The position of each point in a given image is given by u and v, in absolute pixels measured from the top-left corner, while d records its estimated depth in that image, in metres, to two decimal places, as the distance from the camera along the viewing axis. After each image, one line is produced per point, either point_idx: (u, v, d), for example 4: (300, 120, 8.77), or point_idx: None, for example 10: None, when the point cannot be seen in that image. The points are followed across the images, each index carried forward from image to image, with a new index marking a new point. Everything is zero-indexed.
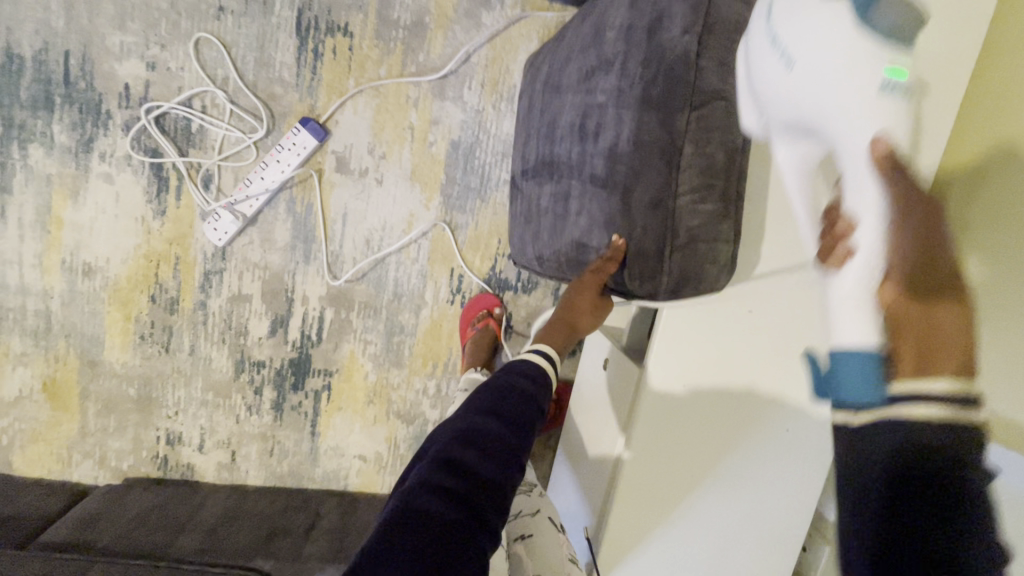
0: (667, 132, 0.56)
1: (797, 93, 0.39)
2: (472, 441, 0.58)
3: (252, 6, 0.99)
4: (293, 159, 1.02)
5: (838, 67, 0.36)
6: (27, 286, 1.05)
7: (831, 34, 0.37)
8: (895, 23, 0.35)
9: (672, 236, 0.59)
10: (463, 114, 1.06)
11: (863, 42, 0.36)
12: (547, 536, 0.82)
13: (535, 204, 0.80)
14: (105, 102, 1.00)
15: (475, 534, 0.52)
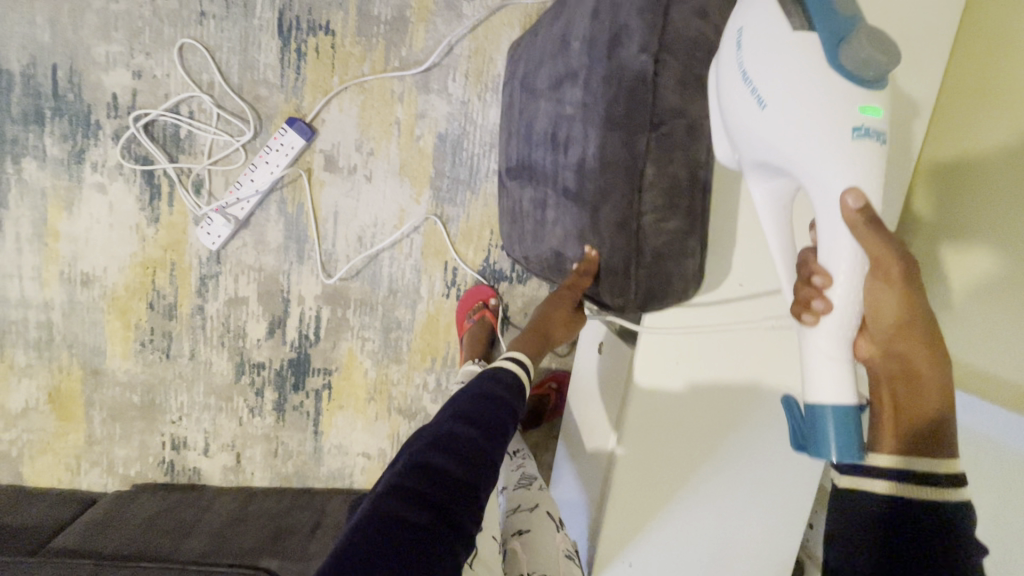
0: (630, 153, 0.53)
1: (769, 136, 0.43)
2: (445, 446, 0.58)
3: (232, 9, 0.99)
4: (281, 160, 1.02)
5: (811, 110, 0.40)
6: (27, 299, 1.06)
7: (805, 72, 0.40)
8: (865, 67, 0.39)
9: (638, 255, 0.56)
10: (449, 106, 1.06)
11: (835, 83, 0.39)
12: (542, 531, 0.85)
13: (517, 206, 0.80)
14: (94, 113, 1.01)
15: (447, 539, 0.52)
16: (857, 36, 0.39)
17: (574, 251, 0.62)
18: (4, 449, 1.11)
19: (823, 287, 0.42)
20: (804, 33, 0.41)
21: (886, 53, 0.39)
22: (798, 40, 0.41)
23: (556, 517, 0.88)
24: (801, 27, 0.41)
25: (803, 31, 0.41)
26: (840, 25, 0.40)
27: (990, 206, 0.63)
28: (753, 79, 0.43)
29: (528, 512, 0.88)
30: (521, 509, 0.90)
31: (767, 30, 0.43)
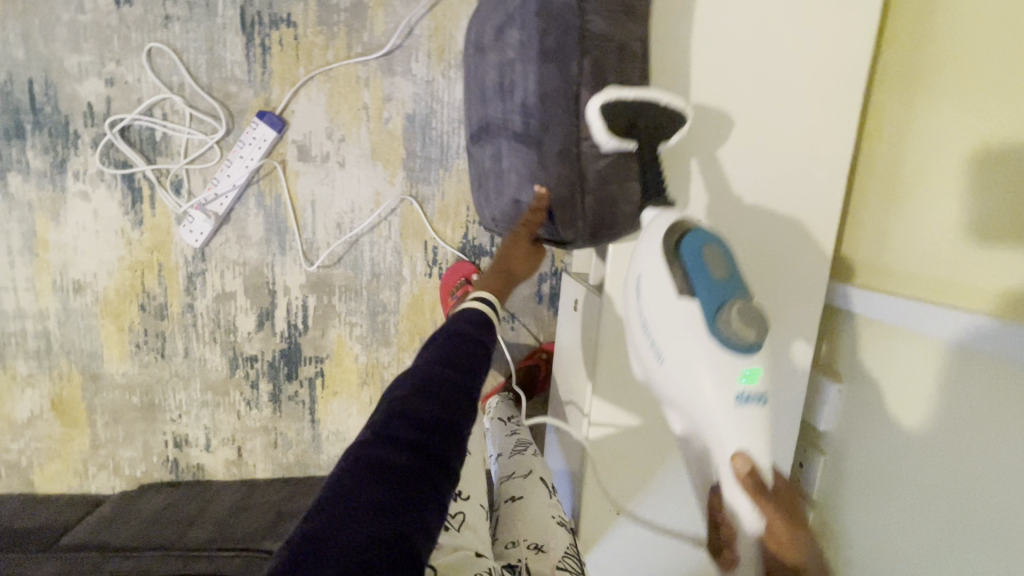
0: (564, 79, 0.56)
1: (676, 380, 0.56)
2: (423, 392, 0.59)
3: (195, 10, 1.02)
4: (255, 153, 1.05)
5: (705, 379, 0.54)
6: (24, 310, 1.10)
7: (698, 337, 0.53)
8: (740, 334, 0.52)
9: (583, 183, 0.60)
10: (414, 87, 1.07)
11: (718, 351, 0.53)
12: (536, 498, 0.81)
13: (481, 167, 0.80)
14: (72, 123, 1.04)
15: (436, 477, 0.54)
16: (728, 310, 0.52)
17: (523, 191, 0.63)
18: (13, 458, 1.15)
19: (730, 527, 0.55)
20: (690, 297, 0.54)
21: (754, 327, 0.53)
22: (687, 309, 0.54)
23: (550, 484, 0.85)
24: (685, 294, 0.55)
25: (686, 297, 0.54)
26: (719, 292, 0.53)
27: (963, 157, 0.67)
28: (654, 335, 0.58)
29: (523, 478, 0.86)
30: (515, 476, 0.87)
31: (663, 292, 0.56)
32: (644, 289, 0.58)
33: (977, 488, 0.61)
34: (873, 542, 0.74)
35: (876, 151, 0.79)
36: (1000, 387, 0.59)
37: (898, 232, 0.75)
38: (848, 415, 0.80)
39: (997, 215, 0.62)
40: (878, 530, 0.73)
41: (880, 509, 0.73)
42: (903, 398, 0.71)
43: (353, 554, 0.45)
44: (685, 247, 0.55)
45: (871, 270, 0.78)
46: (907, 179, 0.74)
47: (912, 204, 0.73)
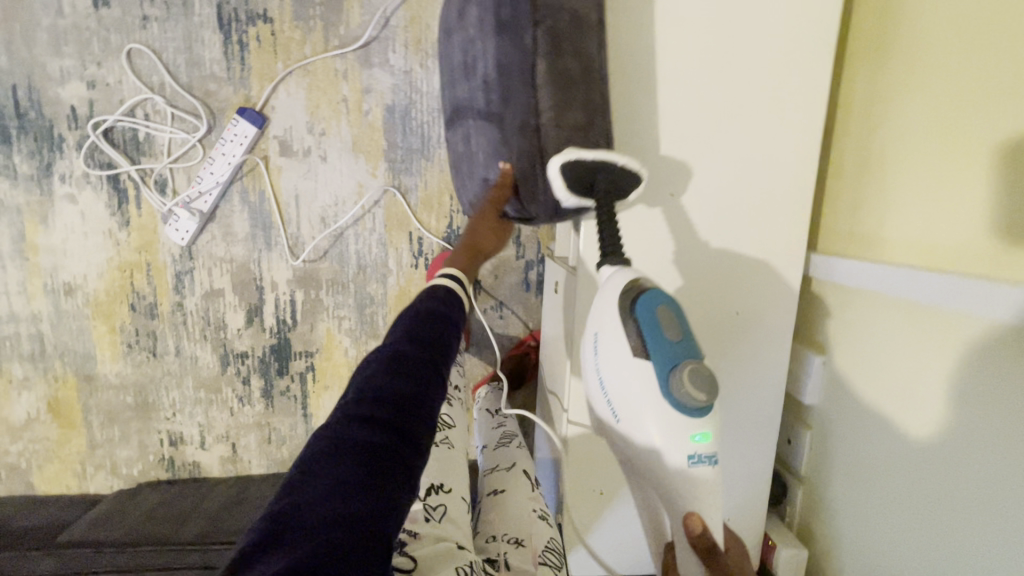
0: (520, 51, 0.55)
1: (631, 435, 0.59)
2: (387, 372, 0.59)
3: (173, 10, 1.03)
4: (236, 150, 1.05)
5: (659, 438, 0.56)
6: (17, 313, 1.11)
7: (653, 401, 0.55)
8: (692, 394, 0.54)
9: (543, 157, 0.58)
10: (393, 78, 1.07)
11: (672, 415, 0.55)
12: (518, 492, 0.81)
13: (455, 151, 0.80)
14: (56, 126, 1.05)
15: (403, 453, 0.54)
16: (681, 372, 0.54)
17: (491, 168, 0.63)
18: (12, 461, 1.16)
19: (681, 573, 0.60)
20: (645, 359, 0.56)
21: (706, 388, 0.54)
22: (644, 372, 0.56)
23: (534, 478, 0.86)
24: (641, 355, 0.56)
25: (641, 358, 0.56)
26: (674, 353, 0.55)
27: (929, 117, 0.66)
28: (611, 395, 0.59)
29: (506, 470, 0.86)
30: (499, 469, 0.88)
31: (620, 353, 0.58)
32: (602, 348, 0.60)
33: (956, 452, 0.61)
34: (855, 509, 0.75)
35: (848, 120, 0.79)
36: (976, 341, 0.59)
37: (870, 199, 0.74)
38: (832, 387, 0.79)
39: (965, 171, 0.61)
40: (861, 497, 0.74)
41: (867, 481, 0.73)
42: (883, 367, 0.71)
43: (317, 532, 0.45)
44: (642, 307, 0.56)
45: (848, 237, 0.78)
46: (877, 146, 0.74)
47: (883, 169, 0.72)
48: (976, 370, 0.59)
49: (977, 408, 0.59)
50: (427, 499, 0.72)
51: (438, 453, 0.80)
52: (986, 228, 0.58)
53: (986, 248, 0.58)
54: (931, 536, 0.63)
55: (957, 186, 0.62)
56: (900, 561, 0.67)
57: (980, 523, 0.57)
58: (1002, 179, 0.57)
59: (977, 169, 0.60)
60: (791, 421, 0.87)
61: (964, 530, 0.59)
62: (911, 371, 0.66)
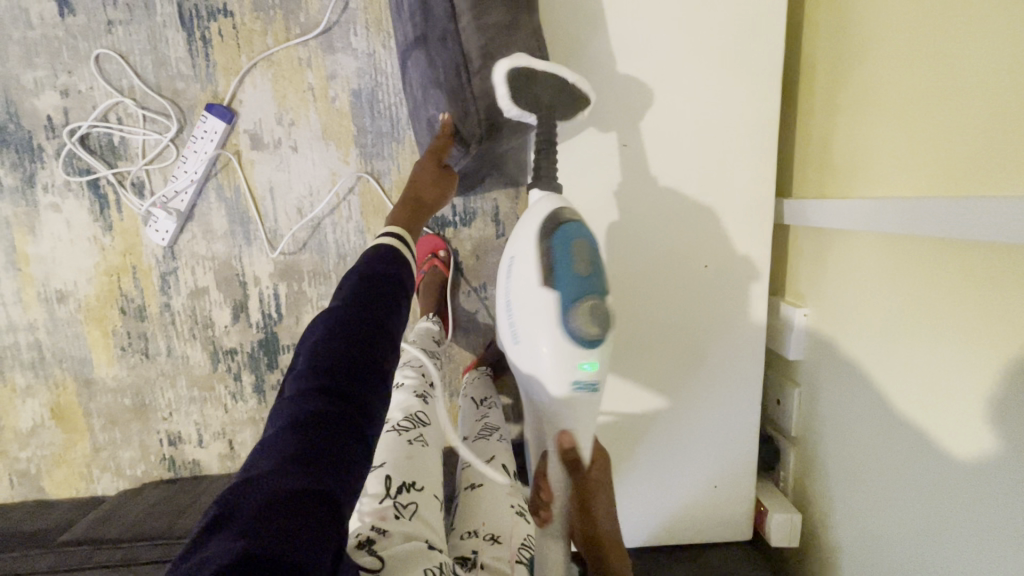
0: None
1: (525, 363, 0.67)
2: (333, 341, 0.59)
3: (135, 12, 1.03)
4: (208, 146, 1.06)
5: (544, 363, 0.64)
6: (15, 323, 1.14)
7: (548, 322, 0.62)
8: (583, 323, 0.61)
9: (466, 61, 0.68)
10: (356, 61, 1.06)
11: (564, 339, 0.61)
12: (495, 486, 0.79)
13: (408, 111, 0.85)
14: (35, 137, 1.07)
15: (355, 423, 0.53)
16: (582, 302, 0.60)
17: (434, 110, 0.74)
18: (23, 467, 1.19)
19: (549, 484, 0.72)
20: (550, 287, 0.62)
21: (596, 320, 0.61)
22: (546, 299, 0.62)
23: (513, 471, 0.83)
24: (548, 284, 0.63)
25: (547, 287, 0.63)
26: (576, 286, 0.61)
27: (889, 39, 0.62)
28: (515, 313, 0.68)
29: (485, 463, 0.84)
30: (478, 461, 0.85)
31: (526, 273, 0.66)
32: (515, 268, 0.69)
33: (941, 389, 0.57)
34: (850, 463, 0.71)
35: (814, 53, 0.75)
36: (952, 268, 0.55)
37: (841, 138, 0.70)
38: (817, 341, 0.76)
39: (927, 90, 0.58)
40: (854, 451, 0.70)
41: (855, 426, 0.70)
42: (866, 314, 0.67)
43: (269, 505, 0.43)
44: (556, 240, 0.63)
45: (825, 181, 0.73)
46: (841, 77, 0.70)
47: (852, 104, 0.68)
48: (954, 300, 0.55)
49: (964, 342, 0.54)
50: (398, 497, 0.69)
51: (411, 451, 0.76)
52: (958, 148, 0.54)
53: (955, 168, 0.55)
54: (930, 484, 0.59)
55: (924, 108, 0.58)
56: (900, 515, 0.63)
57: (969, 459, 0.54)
58: (969, 92, 0.53)
59: (939, 87, 0.56)
60: (777, 380, 0.85)
61: (962, 473, 0.55)
62: (895, 312, 0.62)
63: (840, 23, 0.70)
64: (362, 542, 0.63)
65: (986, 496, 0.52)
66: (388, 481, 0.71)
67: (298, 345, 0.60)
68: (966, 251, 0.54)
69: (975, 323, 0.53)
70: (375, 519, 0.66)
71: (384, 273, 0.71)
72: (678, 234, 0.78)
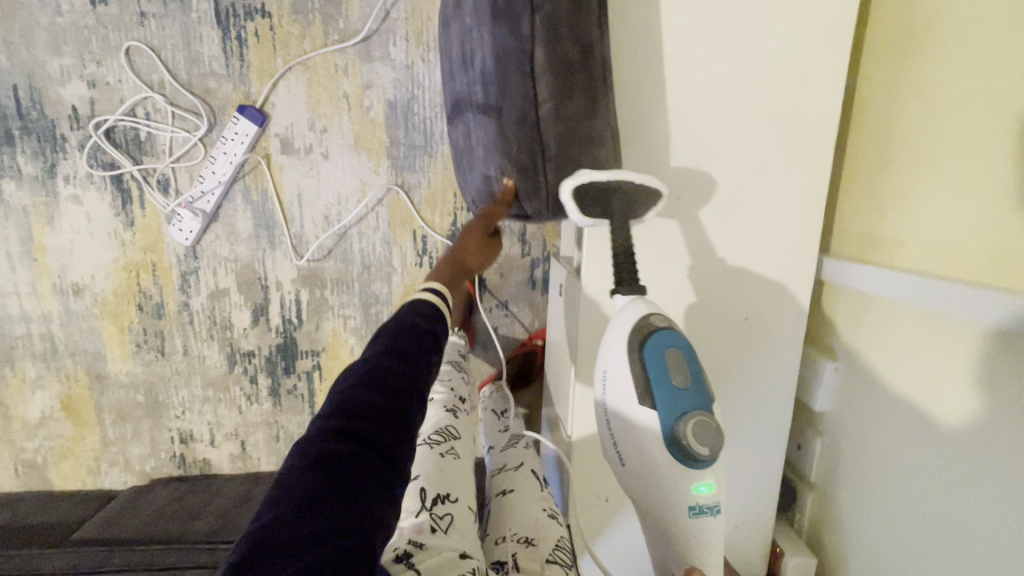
0: (516, 35, 0.62)
1: (636, 478, 0.67)
2: (362, 387, 0.60)
3: (170, 6, 1.01)
4: (238, 148, 1.04)
5: (663, 491, 0.64)
6: (28, 313, 1.12)
7: (659, 445, 0.62)
8: (696, 441, 0.61)
9: (542, 145, 0.66)
10: (394, 72, 1.05)
11: (675, 460, 0.62)
12: (524, 491, 0.82)
13: (457, 148, 0.82)
14: (59, 127, 1.04)
15: (377, 468, 0.53)
16: (690, 414, 0.61)
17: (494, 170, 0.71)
18: (29, 457, 1.18)
19: None
20: (652, 407, 0.62)
21: (708, 438, 0.61)
22: (651, 420, 0.62)
23: (541, 477, 0.87)
24: (647, 405, 0.63)
25: (647, 408, 0.63)
26: (680, 405, 0.62)
27: (942, 118, 0.64)
28: (619, 426, 0.66)
29: (514, 471, 0.87)
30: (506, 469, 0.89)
31: (627, 393, 0.64)
32: (612, 383, 0.66)
33: (960, 466, 0.60)
34: (868, 479, 0.73)
35: (864, 107, 0.76)
36: (979, 355, 0.58)
37: (883, 201, 0.72)
38: (846, 396, 0.78)
39: (977, 178, 0.59)
40: (870, 505, 0.73)
41: (872, 483, 0.72)
42: (895, 335, 0.68)
43: (293, 550, 0.44)
44: (650, 357, 0.62)
45: (868, 201, 0.75)
46: (891, 140, 0.71)
47: (908, 127, 0.68)
48: (981, 384, 0.58)
49: (998, 382, 0.56)
50: (434, 509, 0.70)
51: (443, 465, 0.78)
52: (1005, 193, 0.56)
53: (991, 262, 0.57)
54: (942, 504, 0.62)
55: (977, 164, 0.59)
56: (902, 524, 0.67)
57: (978, 533, 0.58)
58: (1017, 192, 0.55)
59: (988, 178, 0.58)
60: (799, 425, 0.87)
61: (972, 500, 0.58)
62: (927, 379, 0.64)
63: (896, 84, 0.70)
64: (400, 556, 0.63)
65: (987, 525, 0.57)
66: (423, 494, 0.72)
67: (332, 389, 0.62)
68: (993, 343, 0.56)
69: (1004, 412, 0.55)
70: (412, 533, 0.66)
71: (417, 325, 0.72)
72: (721, 283, 0.79)
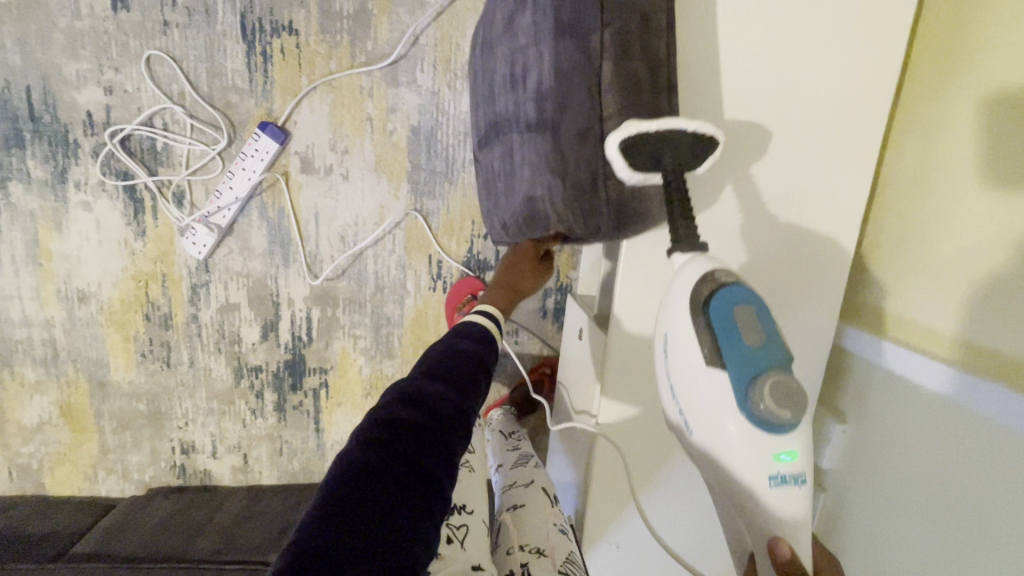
0: (583, 53, 0.59)
1: (702, 451, 0.59)
2: (412, 405, 0.61)
3: (195, 17, 0.99)
4: (257, 165, 1.03)
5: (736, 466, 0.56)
6: (30, 318, 1.10)
7: (731, 411, 0.54)
8: (775, 406, 0.53)
9: (605, 163, 0.62)
10: (420, 98, 1.04)
11: (749, 425, 0.54)
12: (536, 506, 0.85)
13: (490, 172, 0.79)
14: (72, 132, 1.02)
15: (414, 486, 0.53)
16: (763, 380, 0.53)
17: (541, 190, 0.66)
18: (24, 462, 1.17)
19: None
20: (721, 369, 0.54)
21: (790, 396, 0.53)
22: (719, 384, 0.54)
23: (552, 494, 0.90)
24: (715, 365, 0.55)
25: (715, 369, 0.54)
26: (754, 364, 0.53)
27: (966, 206, 0.67)
28: (684, 397, 0.58)
29: (524, 487, 0.90)
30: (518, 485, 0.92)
31: (689, 360, 0.56)
32: (672, 348, 0.58)
33: (949, 535, 0.65)
34: (865, 532, 0.77)
35: (890, 173, 0.79)
36: (975, 436, 0.62)
37: (902, 269, 0.76)
38: (852, 455, 0.81)
39: (993, 269, 0.64)
40: (866, 557, 0.77)
41: (871, 537, 0.76)
42: (913, 355, 0.71)
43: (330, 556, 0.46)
44: (716, 312, 0.54)
45: (888, 261, 0.78)
46: (915, 214, 0.75)
47: (943, 154, 0.71)
48: (976, 464, 0.62)
49: (990, 462, 0.61)
50: (450, 518, 0.77)
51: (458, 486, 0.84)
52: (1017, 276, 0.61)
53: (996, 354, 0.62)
54: (929, 556, 0.67)
55: (996, 257, 0.63)
56: (916, 538, 0.69)
57: None
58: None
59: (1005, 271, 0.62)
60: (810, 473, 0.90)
61: (986, 506, 0.61)
62: (927, 449, 0.69)
63: (924, 159, 0.74)
64: None
65: (999, 531, 0.59)
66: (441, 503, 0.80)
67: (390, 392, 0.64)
68: (987, 428, 0.61)
69: (993, 492, 0.60)
70: None
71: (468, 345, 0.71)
72: None
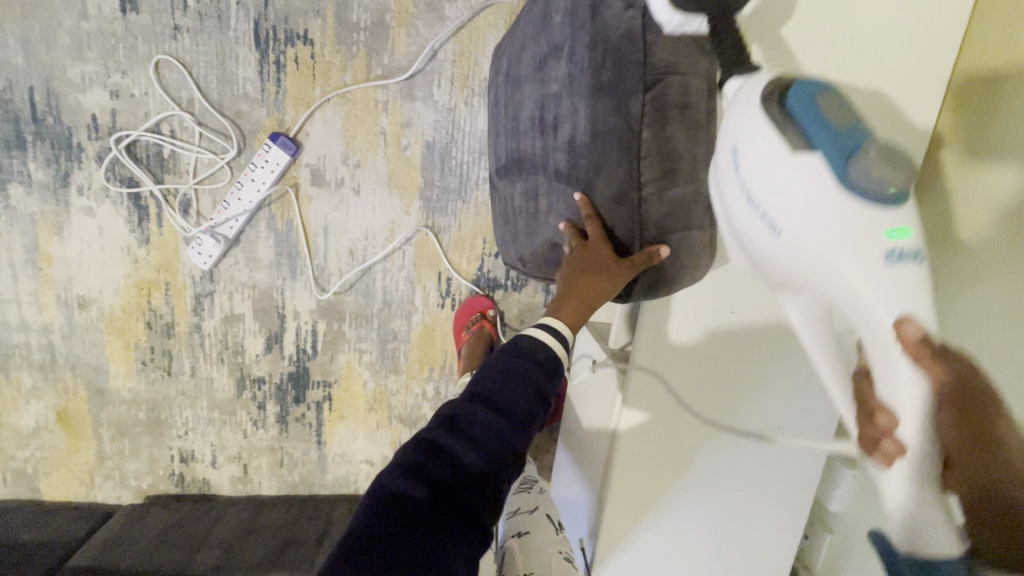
0: (622, 116, 0.59)
1: (788, 256, 0.43)
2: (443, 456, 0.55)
3: (207, 22, 0.96)
4: (267, 176, 1.00)
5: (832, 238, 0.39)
6: (27, 322, 1.07)
7: (823, 183, 0.40)
8: (881, 179, 0.39)
9: (641, 228, 0.63)
10: (435, 114, 1.02)
11: (850, 196, 0.39)
12: (541, 534, 0.85)
13: (508, 203, 0.78)
14: (75, 135, 0.99)
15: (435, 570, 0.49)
16: (866, 153, 0.40)
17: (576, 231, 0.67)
18: (19, 466, 1.15)
19: (886, 427, 0.40)
20: (807, 149, 0.41)
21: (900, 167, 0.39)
22: (804, 164, 0.41)
23: (556, 520, 0.89)
24: (799, 150, 0.41)
25: (802, 154, 0.41)
26: (846, 139, 0.40)
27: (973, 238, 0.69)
28: (762, 203, 0.44)
29: (528, 513, 0.90)
30: (521, 511, 0.91)
31: (766, 143, 0.43)
32: (744, 154, 0.46)
33: None
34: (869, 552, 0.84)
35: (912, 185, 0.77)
36: None
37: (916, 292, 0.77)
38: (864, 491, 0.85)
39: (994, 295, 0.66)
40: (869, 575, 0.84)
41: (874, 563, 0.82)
42: None
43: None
44: (793, 100, 0.43)
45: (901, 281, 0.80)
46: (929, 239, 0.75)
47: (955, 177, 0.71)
48: None
49: None
50: None
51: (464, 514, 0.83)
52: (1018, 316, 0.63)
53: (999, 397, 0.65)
54: None
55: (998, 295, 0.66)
56: None
57: None
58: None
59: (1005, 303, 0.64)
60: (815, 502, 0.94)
61: None
62: None
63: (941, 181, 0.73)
64: None
65: None
66: None
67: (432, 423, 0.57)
68: None
69: None
70: None
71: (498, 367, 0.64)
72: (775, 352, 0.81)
